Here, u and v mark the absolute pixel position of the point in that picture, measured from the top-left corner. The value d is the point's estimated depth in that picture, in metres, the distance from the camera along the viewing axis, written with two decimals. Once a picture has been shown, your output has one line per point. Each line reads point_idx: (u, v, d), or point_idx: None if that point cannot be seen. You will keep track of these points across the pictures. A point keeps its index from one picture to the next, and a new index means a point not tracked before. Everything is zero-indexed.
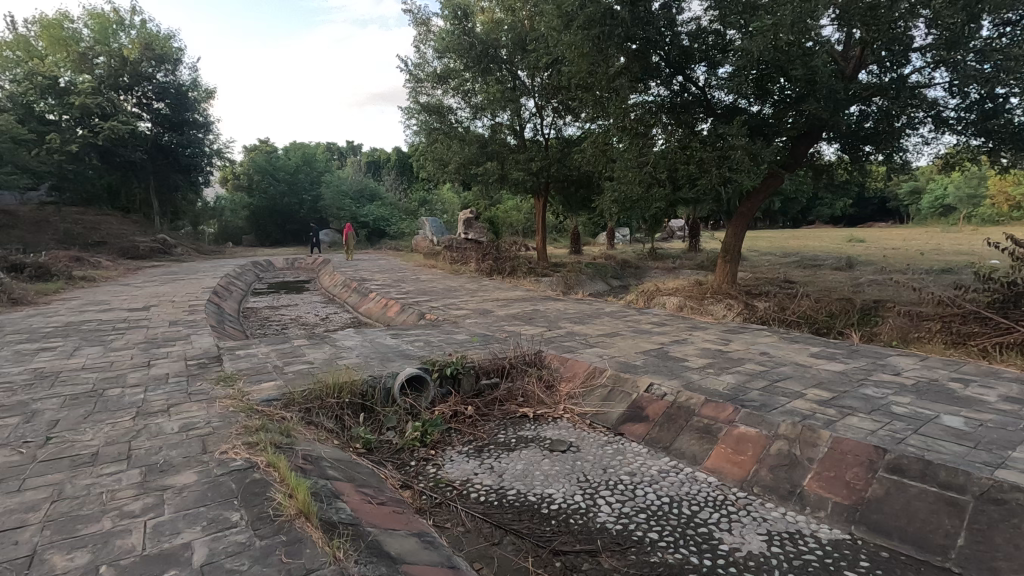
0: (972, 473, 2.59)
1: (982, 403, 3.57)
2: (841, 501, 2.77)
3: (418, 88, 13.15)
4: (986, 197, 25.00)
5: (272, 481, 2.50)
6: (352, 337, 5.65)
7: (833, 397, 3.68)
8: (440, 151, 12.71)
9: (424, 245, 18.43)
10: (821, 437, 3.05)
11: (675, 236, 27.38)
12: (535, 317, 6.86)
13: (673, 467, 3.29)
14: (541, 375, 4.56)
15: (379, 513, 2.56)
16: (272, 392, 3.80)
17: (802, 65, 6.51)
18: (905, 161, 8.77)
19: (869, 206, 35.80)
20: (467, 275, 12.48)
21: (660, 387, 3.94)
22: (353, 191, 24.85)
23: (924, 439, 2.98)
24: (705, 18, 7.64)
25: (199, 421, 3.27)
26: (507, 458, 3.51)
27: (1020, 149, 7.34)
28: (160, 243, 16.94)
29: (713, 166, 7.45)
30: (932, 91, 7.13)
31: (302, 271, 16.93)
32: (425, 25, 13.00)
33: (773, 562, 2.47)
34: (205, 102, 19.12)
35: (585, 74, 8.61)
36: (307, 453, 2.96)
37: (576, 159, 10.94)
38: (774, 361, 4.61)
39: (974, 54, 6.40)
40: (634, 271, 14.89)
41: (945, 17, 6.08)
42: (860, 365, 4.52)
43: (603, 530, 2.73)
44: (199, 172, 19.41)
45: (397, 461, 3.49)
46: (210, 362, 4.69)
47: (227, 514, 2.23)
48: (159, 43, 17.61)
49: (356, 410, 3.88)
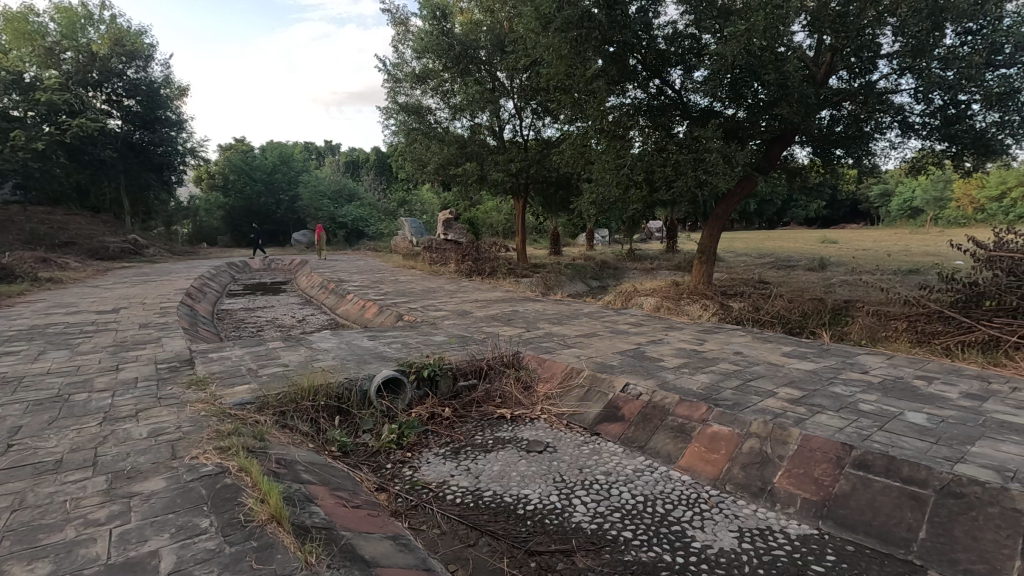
0: (933, 468, 2.67)
1: (944, 400, 3.69)
2: (810, 497, 2.83)
3: (397, 88, 13.01)
4: (952, 200, 25.79)
5: (244, 485, 2.47)
6: (328, 339, 5.60)
7: (804, 396, 3.75)
8: (419, 151, 12.65)
9: (403, 245, 18.33)
10: (791, 435, 3.12)
11: (653, 238, 27.68)
12: (513, 317, 6.91)
13: (648, 467, 3.33)
14: (519, 376, 4.60)
15: (354, 516, 2.55)
16: (245, 396, 3.74)
17: (774, 70, 6.64)
18: (874, 164, 8.99)
19: (841, 207, 36.66)
20: (447, 275, 12.53)
21: (635, 387, 3.98)
22: (332, 191, 24.61)
23: (888, 435, 3.06)
24: (681, 22, 7.73)
25: (169, 426, 3.20)
26: (484, 459, 3.52)
27: (982, 155, 7.60)
28: (130, 243, 16.60)
29: (688, 168, 7.56)
30: (899, 96, 7.32)
31: (279, 272, 16.76)
32: (403, 25, 12.90)
33: (744, 558, 2.52)
34: (178, 99, 18.77)
35: (563, 76, 8.64)
36: (281, 457, 2.92)
37: (555, 160, 10.97)
38: (747, 361, 4.69)
39: (938, 62, 6.58)
40: (613, 272, 15.05)
41: (911, 25, 6.29)
42: (829, 364, 4.62)
43: (578, 530, 2.75)
44: (172, 172, 19.20)
45: (373, 464, 3.46)
46: (181, 365, 4.60)
47: (196, 521, 2.19)
48: (130, 39, 17.27)
49: (332, 413, 3.85)
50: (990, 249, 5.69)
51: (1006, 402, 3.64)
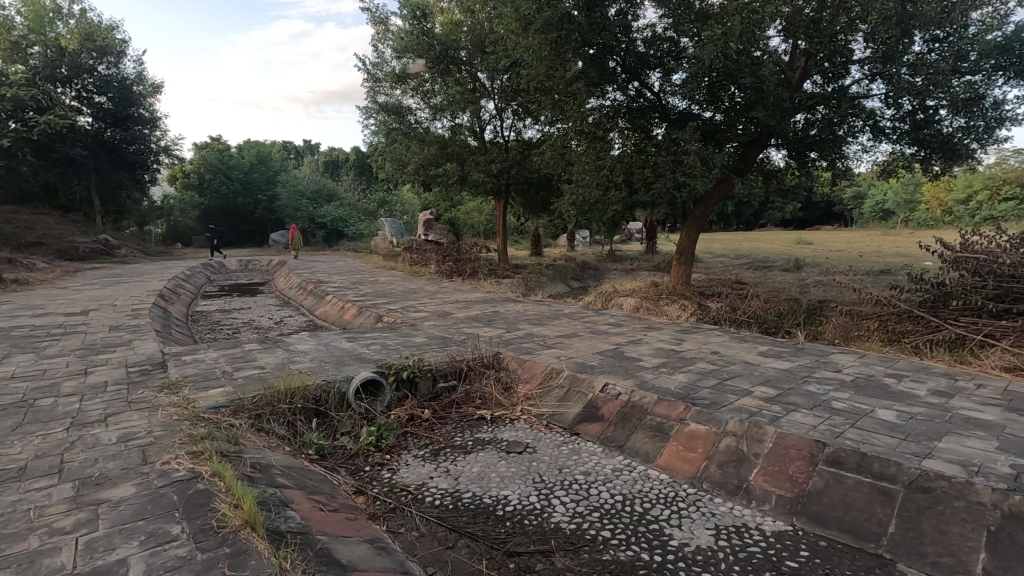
0: (903, 464, 2.74)
1: (913, 397, 3.79)
2: (785, 495, 2.88)
3: (376, 88, 12.91)
4: (921, 203, 26.57)
5: (217, 490, 2.41)
6: (305, 340, 5.52)
7: (779, 394, 3.82)
8: (399, 151, 12.57)
9: (383, 245, 18.18)
10: (767, 433, 3.17)
11: (633, 238, 27.88)
12: (493, 318, 6.90)
13: (626, 467, 3.35)
14: (499, 376, 4.59)
15: (331, 520, 2.51)
16: (219, 399, 3.66)
17: (750, 74, 6.75)
18: (848, 167, 9.17)
19: (816, 209, 37.46)
20: (428, 276, 12.47)
21: (614, 387, 4.01)
22: (311, 191, 24.29)
23: (860, 432, 3.13)
24: (660, 26, 7.81)
25: (139, 430, 3.13)
26: (463, 461, 3.50)
27: (949, 159, 7.82)
28: (101, 244, 16.18)
29: (667, 170, 7.66)
30: (870, 101, 7.49)
31: (256, 273, 16.50)
32: (383, 24, 12.82)
33: (720, 555, 2.55)
34: (151, 97, 18.32)
35: (543, 77, 8.69)
36: (256, 461, 2.88)
37: (536, 161, 11.00)
38: (724, 361, 4.75)
39: (907, 68, 6.76)
40: (594, 273, 15.14)
41: (881, 32, 6.45)
42: (804, 363, 4.71)
43: (557, 530, 2.76)
44: (145, 171, 18.68)
45: (351, 467, 3.42)
46: (153, 368, 4.50)
47: (167, 528, 2.14)
48: (101, 34, 16.85)
49: (309, 415, 3.80)
50: (957, 250, 5.83)
51: (971, 399, 3.75)
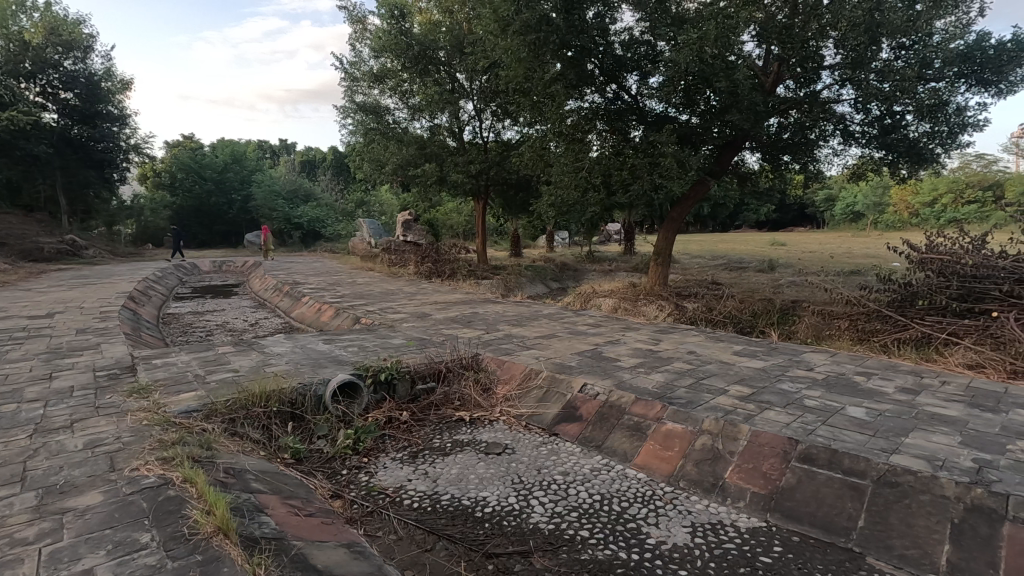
0: (871, 459, 2.81)
1: (882, 395, 3.89)
2: (759, 491, 2.93)
3: (354, 87, 12.81)
4: (890, 206, 27.40)
5: (188, 496, 2.36)
6: (281, 343, 5.43)
7: (753, 393, 3.89)
8: (378, 151, 12.47)
9: (361, 246, 18.01)
10: (741, 431, 3.22)
11: (612, 240, 28.12)
12: (473, 320, 6.88)
13: (604, 466, 3.37)
14: (478, 378, 4.59)
15: (307, 525, 2.48)
16: (191, 404, 3.58)
17: (725, 78, 6.85)
18: (819, 170, 9.40)
19: (789, 211, 38.29)
20: (407, 277, 12.39)
21: (593, 387, 4.03)
22: (287, 191, 23.92)
23: (831, 429, 3.21)
24: (637, 29, 7.89)
25: (107, 436, 3.04)
26: (442, 463, 3.48)
27: (915, 162, 8.07)
28: (67, 244, 15.69)
29: (644, 172, 7.74)
30: (840, 106, 7.68)
31: (229, 274, 16.20)
32: (360, 23, 12.70)
33: (696, 552, 2.58)
34: (120, 94, 17.89)
35: (522, 79, 8.72)
36: (229, 465, 2.82)
37: (515, 162, 11.02)
38: (700, 360, 4.82)
39: (876, 74, 6.95)
40: (573, 274, 15.22)
41: (850, 39, 6.61)
42: (778, 362, 4.80)
43: (536, 530, 2.76)
44: (115, 169, 18.22)
45: (328, 470, 3.38)
46: (122, 372, 4.39)
47: (135, 536, 2.08)
48: (66, 28, 16.29)
49: (285, 418, 3.74)
50: (923, 251, 6.01)
51: (936, 396, 3.88)
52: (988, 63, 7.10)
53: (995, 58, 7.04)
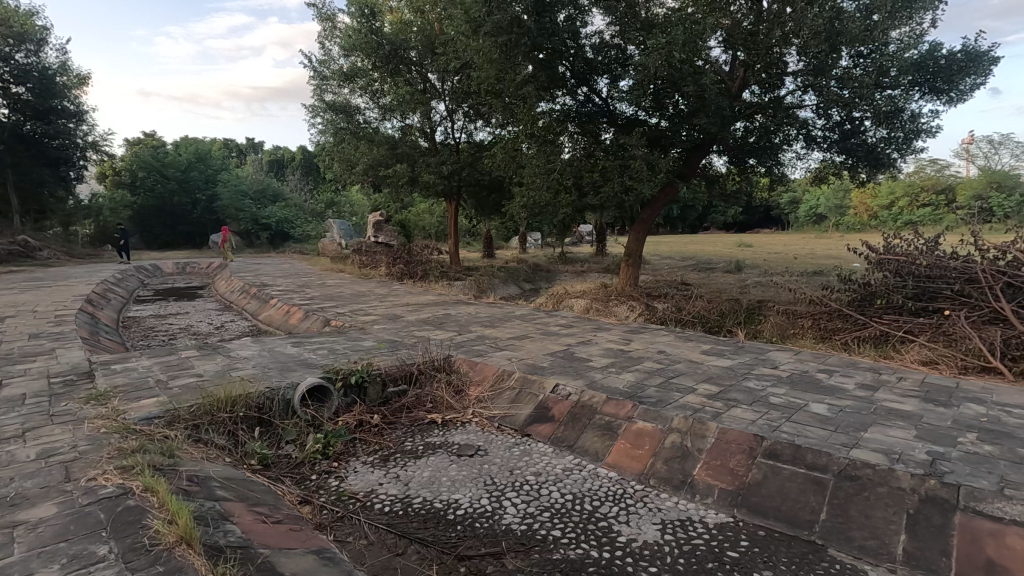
0: (833, 454, 2.90)
1: (842, 391, 4.03)
2: (726, 487, 2.99)
3: (324, 86, 12.63)
4: (851, 209, 28.30)
5: (149, 506, 2.28)
6: (248, 346, 5.30)
7: (721, 391, 3.97)
8: (348, 151, 12.30)
9: (331, 247, 17.73)
10: (709, 428, 3.29)
11: (584, 241, 28.38)
12: (446, 321, 6.85)
13: (576, 466, 3.40)
14: (450, 380, 4.57)
15: (274, 533, 2.42)
16: (153, 410, 3.46)
17: (693, 83, 6.97)
18: (783, 173, 9.65)
19: (755, 214, 39.26)
20: (378, 279, 12.25)
21: (565, 387, 4.06)
22: (254, 191, 23.37)
23: (795, 426, 3.30)
24: (608, 33, 8.00)
25: (63, 446, 2.92)
26: (414, 466, 3.46)
27: (874, 166, 8.36)
28: (19, 245, 15.01)
29: (615, 174, 7.83)
30: (803, 111, 7.90)
31: (194, 276, 15.74)
32: (330, 21, 12.50)
33: (666, 549, 2.62)
34: (76, 88, 17.25)
35: (494, 80, 8.75)
36: (193, 473, 2.74)
37: (487, 163, 11.01)
38: (670, 360, 4.90)
39: (836, 80, 7.17)
40: (546, 275, 15.29)
41: (812, 47, 6.80)
42: (744, 361, 4.92)
43: (508, 531, 2.77)
44: (70, 167, 17.48)
45: (297, 476, 3.31)
46: (79, 378, 4.22)
47: (92, 548, 2.00)
48: (17, 19, 15.59)
49: (251, 424, 3.65)
50: (880, 252, 6.22)
51: (893, 391, 4.03)
52: (940, 72, 7.42)
53: (946, 67, 7.37)
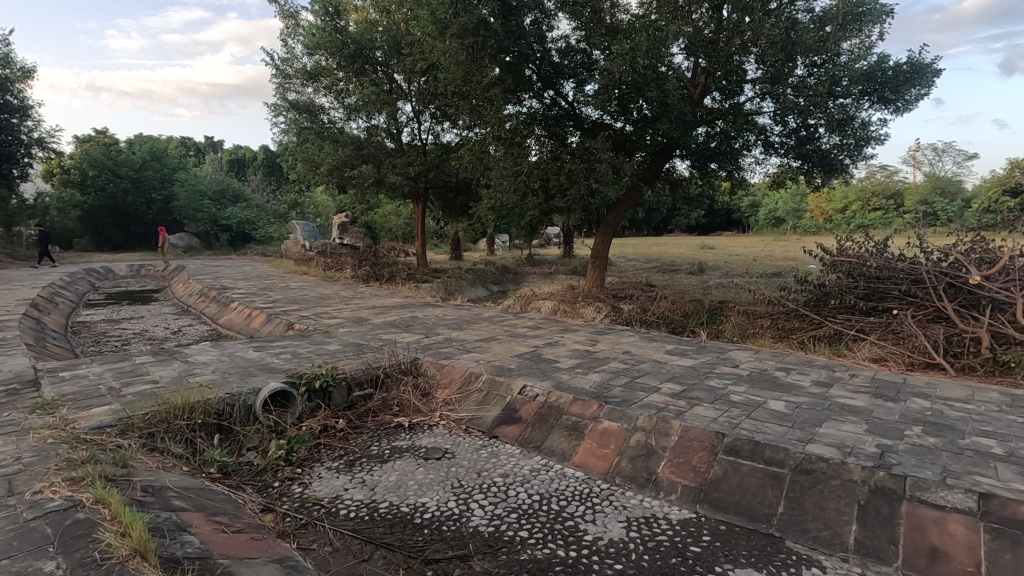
0: (789, 449, 3.00)
1: (799, 388, 4.17)
2: (688, 484, 3.06)
3: (287, 84, 12.35)
4: (807, 212, 29.42)
5: (100, 519, 2.19)
6: (207, 351, 5.15)
7: (684, 390, 4.07)
8: (311, 151, 12.05)
9: (295, 249, 17.37)
10: (672, 427, 3.36)
11: (551, 242, 28.65)
12: (413, 324, 6.80)
13: (543, 466, 3.42)
14: (416, 383, 4.53)
15: (234, 542, 2.36)
16: (105, 418, 3.33)
17: (656, 88, 7.10)
18: (743, 178, 9.93)
19: (717, 216, 40.36)
20: (343, 281, 12.05)
21: (532, 389, 4.08)
22: (213, 191, 22.68)
23: (753, 422, 3.40)
24: (573, 37, 8.15)
25: (5, 457, 2.78)
26: (379, 470, 3.41)
27: (827, 171, 8.70)
28: None
29: (580, 178, 7.91)
30: (762, 117, 8.14)
31: (148, 279, 15.16)
32: (292, 18, 12.27)
33: (631, 546, 2.66)
34: (20, 82, 16.41)
35: (460, 82, 8.80)
36: (147, 484, 2.64)
37: (455, 165, 10.99)
38: (635, 360, 4.99)
39: (792, 88, 7.41)
40: (514, 276, 15.34)
41: (770, 55, 7.04)
42: (706, 360, 5.04)
43: (475, 533, 2.76)
44: (13, 164, 16.53)
45: (258, 483, 3.23)
46: (23, 387, 4.01)
47: (39, 564, 1.91)
48: None
49: (211, 431, 3.53)
50: (834, 254, 6.47)
51: (845, 388, 4.20)
52: (888, 82, 7.78)
53: (894, 78, 7.73)
